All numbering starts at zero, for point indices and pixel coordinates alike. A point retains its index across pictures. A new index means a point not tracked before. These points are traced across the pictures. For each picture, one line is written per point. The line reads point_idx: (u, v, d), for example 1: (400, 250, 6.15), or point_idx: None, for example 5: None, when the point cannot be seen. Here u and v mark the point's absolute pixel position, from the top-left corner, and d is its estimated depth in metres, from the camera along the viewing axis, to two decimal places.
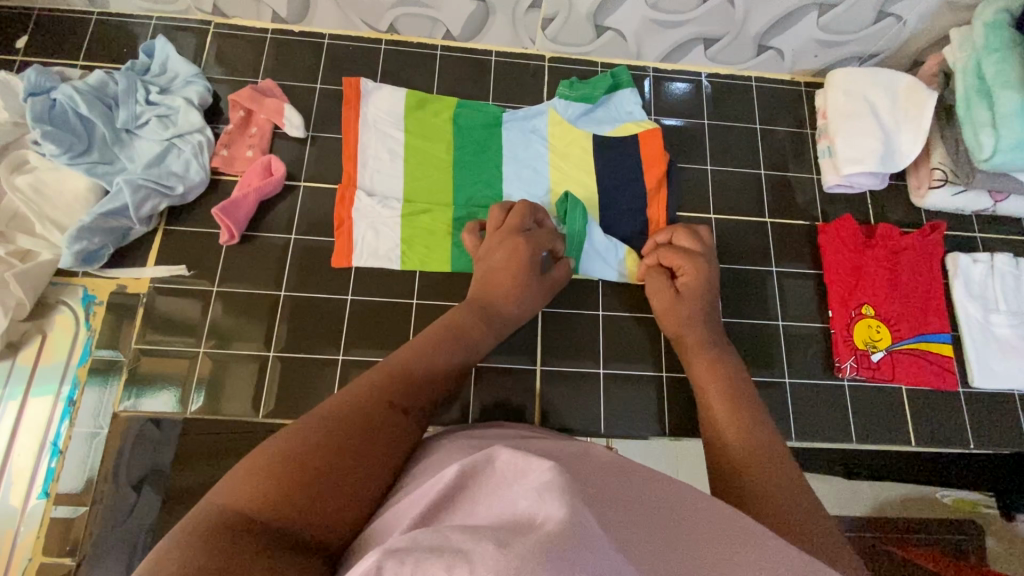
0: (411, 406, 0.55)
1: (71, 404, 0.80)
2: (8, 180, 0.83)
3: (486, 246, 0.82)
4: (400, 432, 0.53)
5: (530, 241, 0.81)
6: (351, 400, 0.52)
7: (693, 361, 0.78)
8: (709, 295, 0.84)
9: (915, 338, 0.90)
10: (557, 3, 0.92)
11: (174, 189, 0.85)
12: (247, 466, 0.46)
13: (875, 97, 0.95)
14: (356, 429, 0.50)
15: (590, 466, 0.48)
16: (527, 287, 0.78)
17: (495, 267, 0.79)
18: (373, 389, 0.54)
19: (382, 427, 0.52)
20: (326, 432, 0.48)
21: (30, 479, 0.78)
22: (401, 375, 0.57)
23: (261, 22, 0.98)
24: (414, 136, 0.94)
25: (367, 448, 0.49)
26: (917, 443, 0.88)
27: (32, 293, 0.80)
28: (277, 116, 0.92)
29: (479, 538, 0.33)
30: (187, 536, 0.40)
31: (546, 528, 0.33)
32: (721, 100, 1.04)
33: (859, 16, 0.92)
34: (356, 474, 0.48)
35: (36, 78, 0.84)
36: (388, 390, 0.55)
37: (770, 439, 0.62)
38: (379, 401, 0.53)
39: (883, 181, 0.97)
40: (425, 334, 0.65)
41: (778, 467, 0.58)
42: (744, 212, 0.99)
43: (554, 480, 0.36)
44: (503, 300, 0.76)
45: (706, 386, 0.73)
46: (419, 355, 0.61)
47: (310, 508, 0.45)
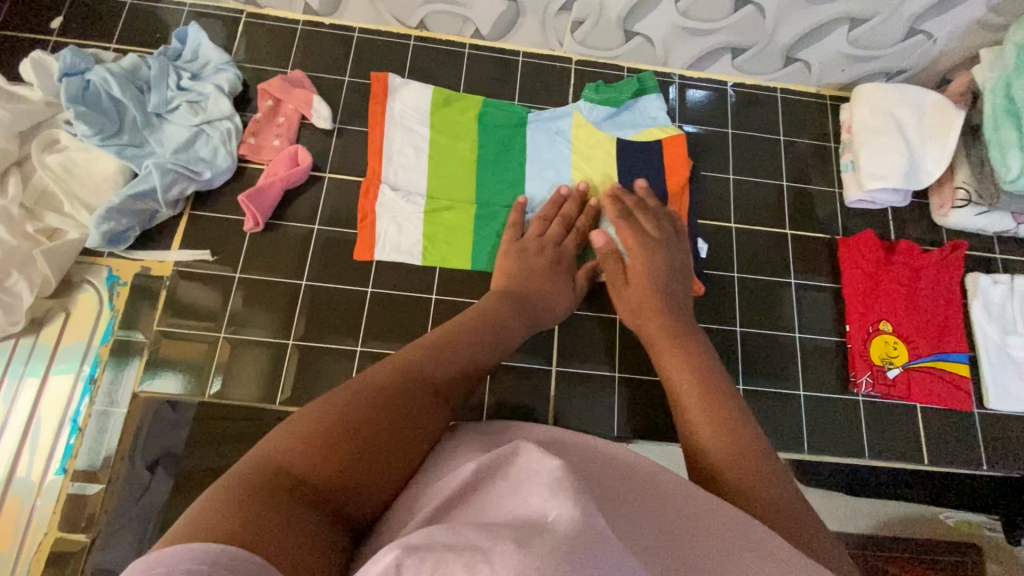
0: (450, 394, 0.57)
1: (91, 383, 0.81)
2: (39, 158, 0.84)
3: (525, 246, 0.85)
4: (439, 419, 0.55)
5: (569, 252, 0.87)
6: (401, 378, 0.53)
7: (660, 348, 0.74)
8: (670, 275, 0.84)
9: (933, 357, 0.90)
10: (588, 7, 0.92)
11: (201, 175, 0.86)
12: (297, 425, 0.47)
13: (901, 114, 0.95)
14: (406, 412, 0.51)
15: (606, 475, 0.48)
16: (560, 291, 0.83)
17: (536, 267, 0.83)
18: (423, 371, 0.56)
19: (427, 412, 0.54)
20: (377, 409, 0.50)
21: (49, 455, 0.79)
22: (446, 363, 0.59)
23: (292, 13, 0.99)
24: (439, 134, 0.95)
25: (410, 433, 0.51)
26: (929, 462, 0.88)
27: (58, 272, 0.81)
28: (305, 107, 0.93)
29: (500, 538, 0.33)
30: (240, 489, 0.41)
31: (561, 528, 0.34)
32: (745, 110, 1.04)
33: (890, 31, 0.92)
34: (397, 456, 0.50)
35: (71, 59, 0.85)
36: (435, 377, 0.56)
37: (745, 421, 0.59)
38: (427, 386, 0.55)
39: (906, 198, 0.97)
40: (462, 322, 0.67)
41: (746, 451, 0.56)
42: (764, 222, 0.99)
43: (565, 478, 0.38)
44: (542, 299, 0.80)
45: (678, 368, 0.69)
46: (461, 345, 0.62)
47: (355, 482, 0.46)
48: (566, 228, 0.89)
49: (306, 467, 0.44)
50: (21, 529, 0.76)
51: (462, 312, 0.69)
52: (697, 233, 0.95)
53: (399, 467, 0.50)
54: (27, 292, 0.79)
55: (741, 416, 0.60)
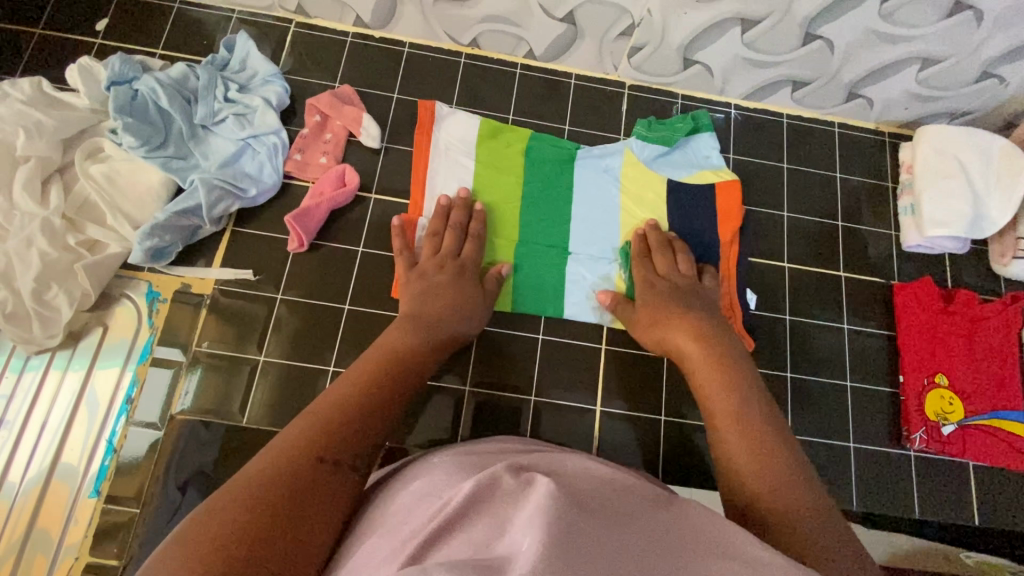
0: (341, 458, 0.53)
1: (128, 402, 0.79)
2: (83, 167, 0.82)
3: (420, 266, 0.83)
4: (338, 487, 0.52)
5: (470, 260, 0.84)
6: (271, 464, 0.50)
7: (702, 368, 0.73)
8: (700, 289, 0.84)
9: (989, 414, 0.87)
10: (649, 33, 0.89)
11: (247, 192, 0.84)
12: (171, 551, 0.44)
13: (967, 158, 0.92)
14: (283, 499, 0.48)
15: (629, 493, 0.49)
16: (474, 307, 0.80)
17: (440, 283, 0.80)
18: (301, 441, 0.52)
19: (314, 486, 0.50)
20: (244, 508, 0.46)
21: (84, 476, 0.77)
22: (325, 431, 0.54)
23: (343, 25, 0.96)
24: (483, 167, 0.92)
25: (302, 515, 0.48)
26: (979, 521, 0.86)
27: (98, 285, 0.79)
28: (353, 124, 0.91)
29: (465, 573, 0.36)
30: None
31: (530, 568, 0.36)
32: (801, 144, 1.01)
33: (961, 74, 0.88)
34: (291, 544, 0.46)
35: (119, 66, 0.83)
36: (311, 446, 0.52)
37: (776, 438, 0.61)
38: (310, 456, 0.51)
39: (965, 246, 0.94)
40: (362, 373, 0.63)
41: (770, 465, 0.58)
42: (818, 262, 0.96)
43: (543, 507, 0.41)
44: (450, 315, 0.77)
45: (721, 390, 0.68)
46: (349, 402, 0.58)
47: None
48: (453, 240, 0.85)
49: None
50: (55, 548, 0.75)
51: (364, 358, 0.67)
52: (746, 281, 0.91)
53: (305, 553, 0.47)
54: (67, 306, 0.77)
55: (772, 434, 0.62)
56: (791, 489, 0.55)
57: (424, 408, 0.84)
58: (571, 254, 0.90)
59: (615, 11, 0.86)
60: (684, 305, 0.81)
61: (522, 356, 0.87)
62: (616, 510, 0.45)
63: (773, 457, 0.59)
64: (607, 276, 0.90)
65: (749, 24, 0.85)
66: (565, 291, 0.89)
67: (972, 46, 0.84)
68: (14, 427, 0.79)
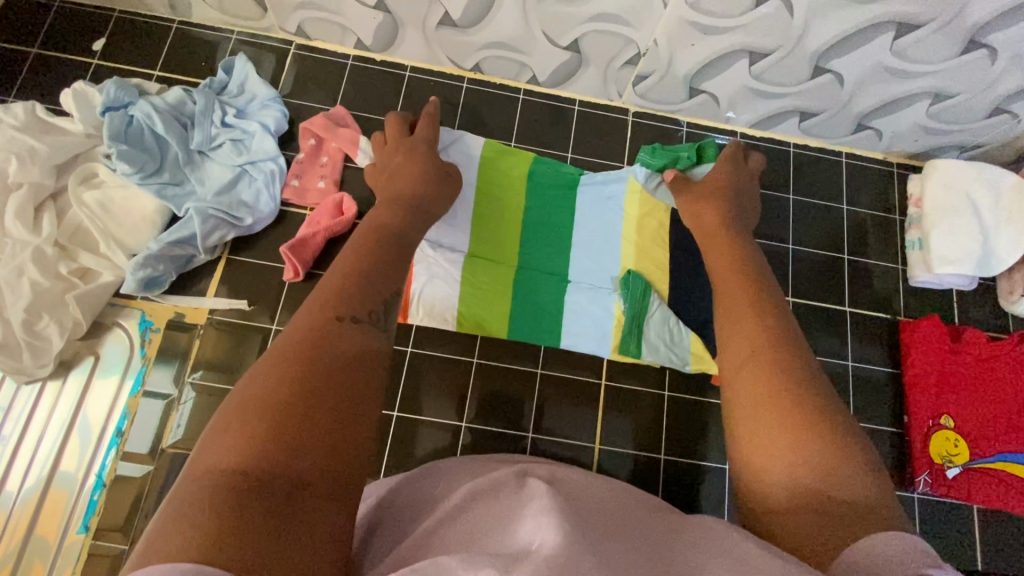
0: (357, 314, 0.50)
1: (119, 434, 0.78)
2: (77, 194, 0.80)
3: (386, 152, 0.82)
4: (356, 339, 0.48)
5: (423, 138, 0.82)
6: (299, 331, 0.47)
7: (729, 302, 0.62)
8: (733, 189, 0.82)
9: (997, 457, 0.85)
10: (655, 62, 0.87)
11: (243, 221, 0.82)
12: (216, 431, 0.40)
13: (977, 194, 0.90)
14: (317, 358, 0.44)
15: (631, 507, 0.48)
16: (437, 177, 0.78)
17: (404, 168, 0.79)
18: (314, 309, 0.49)
19: (339, 339, 0.47)
20: (277, 373, 0.43)
21: (73, 511, 0.76)
22: (333, 300, 0.50)
23: (343, 47, 0.95)
24: (485, 189, 0.91)
25: (345, 368, 0.45)
26: (984, 566, 0.84)
27: (90, 315, 0.78)
28: (349, 147, 0.89)
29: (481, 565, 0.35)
30: (178, 518, 0.34)
31: (543, 554, 0.35)
32: (807, 174, 0.99)
33: (973, 109, 0.87)
34: (340, 391, 0.43)
35: (114, 92, 0.82)
36: (325, 310, 0.49)
37: (787, 366, 0.52)
38: (325, 317, 0.48)
39: (972, 282, 0.92)
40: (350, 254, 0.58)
41: (789, 404, 0.48)
42: (823, 296, 0.94)
43: (552, 505, 0.40)
44: (415, 188, 0.76)
45: (744, 320, 0.58)
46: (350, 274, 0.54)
47: (323, 435, 0.40)
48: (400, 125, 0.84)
49: (252, 447, 0.38)
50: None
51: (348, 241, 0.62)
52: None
53: (360, 398, 0.44)
54: (57, 336, 0.76)
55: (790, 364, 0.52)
56: (810, 450, 0.45)
57: (421, 441, 0.82)
58: (570, 284, 0.89)
59: (621, 40, 0.84)
60: (718, 211, 0.79)
61: (521, 390, 0.85)
62: (623, 522, 0.44)
63: (791, 395, 0.49)
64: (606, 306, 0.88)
65: (758, 56, 0.83)
66: (563, 321, 0.87)
67: (986, 83, 0.82)
68: (4, 457, 0.78)
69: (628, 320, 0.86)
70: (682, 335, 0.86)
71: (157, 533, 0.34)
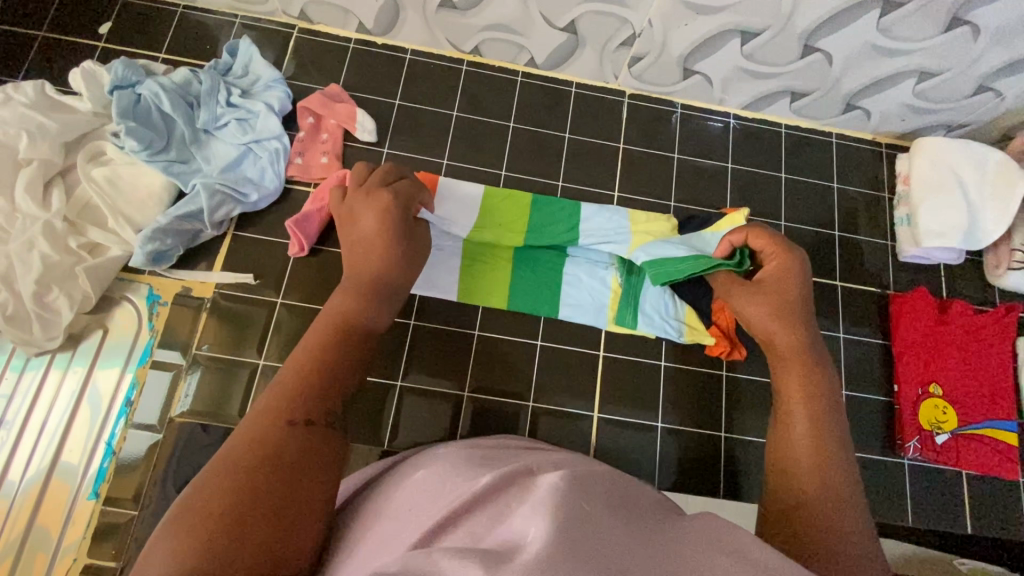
0: (313, 416, 0.51)
1: (128, 404, 0.79)
2: (86, 170, 0.82)
3: (351, 207, 0.73)
4: (311, 446, 0.49)
5: (399, 196, 0.74)
6: (252, 435, 0.48)
7: (785, 372, 0.67)
8: (787, 294, 0.72)
9: (982, 424, 0.88)
10: (650, 43, 0.90)
11: (248, 197, 0.84)
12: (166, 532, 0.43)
13: (965, 173, 0.93)
14: (267, 463, 0.47)
15: (641, 495, 0.50)
16: (413, 260, 0.72)
17: (373, 230, 0.71)
18: (268, 410, 0.50)
19: (291, 445, 0.48)
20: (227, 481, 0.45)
21: (82, 479, 0.77)
22: (292, 397, 0.51)
23: (345, 31, 0.97)
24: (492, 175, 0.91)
25: (290, 480, 0.47)
26: (972, 529, 0.86)
27: (98, 288, 0.79)
28: (348, 121, 0.92)
29: (468, 564, 0.37)
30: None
31: (525, 555, 0.37)
32: (799, 153, 1.02)
33: (959, 87, 0.89)
34: (280, 504, 0.45)
35: (122, 71, 0.83)
36: (283, 410, 0.50)
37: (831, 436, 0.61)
38: (278, 421, 0.49)
39: (960, 256, 0.95)
40: (312, 339, 0.57)
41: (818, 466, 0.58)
42: (815, 271, 0.97)
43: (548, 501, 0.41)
44: (388, 270, 0.68)
45: (792, 401, 0.64)
46: (313, 366, 0.54)
47: (261, 546, 0.43)
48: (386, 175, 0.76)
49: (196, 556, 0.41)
50: (46, 569, 0.74)
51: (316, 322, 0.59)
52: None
53: (299, 509, 0.46)
54: (67, 308, 0.78)
55: (833, 446, 0.60)
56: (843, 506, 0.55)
57: (422, 412, 0.84)
58: (569, 257, 0.91)
59: (616, 21, 0.87)
60: (780, 305, 0.71)
61: (521, 363, 0.87)
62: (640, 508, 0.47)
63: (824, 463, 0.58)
64: (603, 278, 0.90)
65: (749, 36, 0.86)
66: (561, 293, 0.89)
67: (971, 60, 0.84)
68: (7, 443, 0.78)
69: (624, 295, 0.89)
70: (676, 307, 0.89)
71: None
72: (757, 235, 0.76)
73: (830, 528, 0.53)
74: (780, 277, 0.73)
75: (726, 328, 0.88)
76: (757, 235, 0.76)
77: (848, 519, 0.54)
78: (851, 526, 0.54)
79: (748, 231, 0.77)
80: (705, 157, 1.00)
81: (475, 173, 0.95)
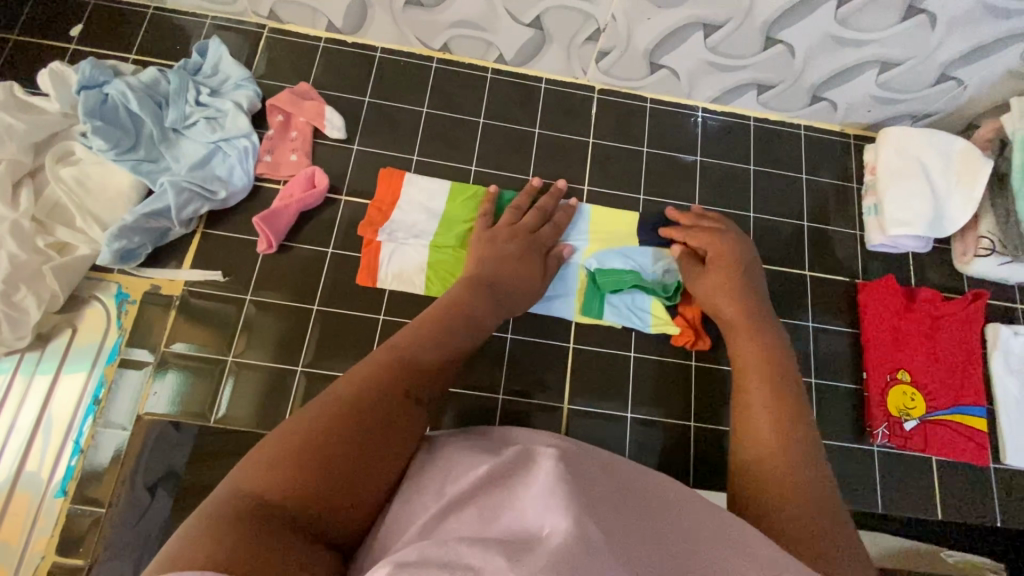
0: (421, 397, 0.53)
1: (96, 402, 0.80)
2: (53, 171, 0.83)
3: (498, 233, 0.84)
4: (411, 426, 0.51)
5: (539, 244, 0.85)
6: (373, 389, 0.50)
7: (736, 337, 0.74)
8: (738, 269, 0.83)
9: (951, 410, 0.89)
10: (616, 38, 0.91)
11: (217, 195, 0.85)
12: (256, 455, 0.44)
13: (929, 160, 0.94)
14: (367, 425, 0.47)
15: (621, 471, 0.49)
16: (533, 279, 0.81)
17: (510, 252, 0.81)
18: (384, 374, 0.51)
19: (395, 418, 0.49)
20: (329, 423, 0.46)
21: (50, 477, 0.77)
22: (410, 373, 0.53)
23: (315, 30, 0.98)
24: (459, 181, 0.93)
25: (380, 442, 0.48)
26: (943, 514, 0.87)
27: (66, 287, 0.80)
28: (317, 118, 0.92)
29: (492, 554, 0.37)
30: (196, 535, 0.38)
31: (553, 543, 0.37)
32: (768, 145, 1.03)
33: (921, 76, 0.91)
34: (358, 475, 0.45)
35: (90, 72, 0.84)
36: (399, 382, 0.51)
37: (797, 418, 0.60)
38: (396, 391, 0.51)
39: (927, 244, 0.96)
40: (429, 321, 0.61)
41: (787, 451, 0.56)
42: (785, 261, 0.97)
43: (561, 488, 0.41)
44: (515, 289, 0.77)
45: (750, 365, 0.68)
46: (433, 349, 0.57)
47: (326, 505, 0.43)
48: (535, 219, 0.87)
49: (277, 492, 0.42)
50: (13, 568, 0.74)
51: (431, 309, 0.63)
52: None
53: (366, 484, 0.46)
54: (35, 307, 0.78)
55: (796, 420, 0.59)
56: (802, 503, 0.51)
57: None
58: None
59: (580, 16, 0.88)
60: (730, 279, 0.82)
61: (491, 356, 0.88)
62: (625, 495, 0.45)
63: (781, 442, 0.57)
64: (571, 268, 0.91)
65: (711, 29, 0.87)
66: None
67: (930, 49, 0.86)
68: None
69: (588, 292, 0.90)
70: (643, 301, 0.90)
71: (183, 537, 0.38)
72: (702, 230, 0.88)
73: (793, 503, 0.51)
74: (725, 255, 0.84)
75: (692, 318, 0.90)
76: (705, 233, 0.88)
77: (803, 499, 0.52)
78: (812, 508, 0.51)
79: (699, 228, 0.89)
80: (675, 151, 1.01)
81: (445, 168, 0.95)
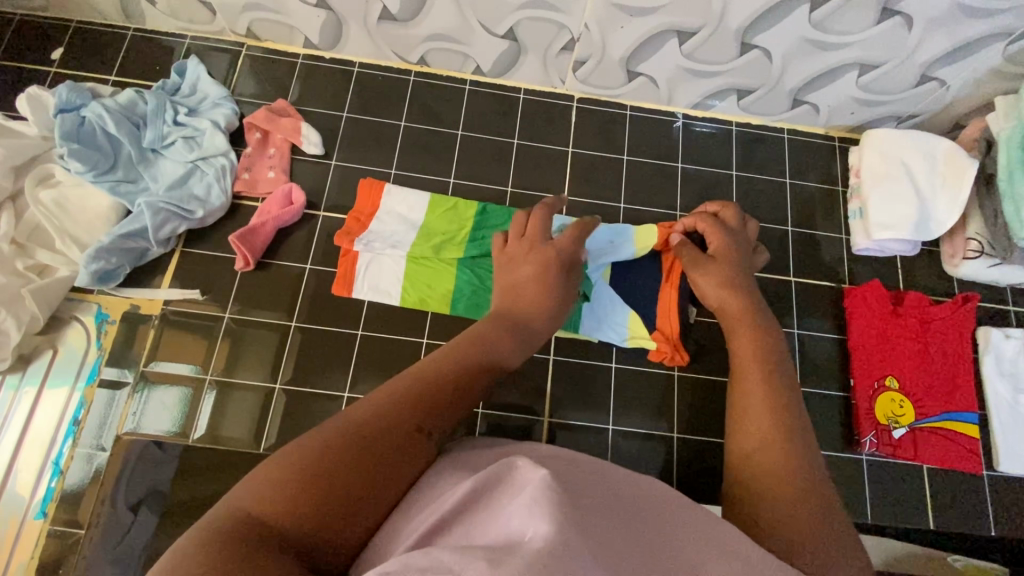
0: (434, 429, 0.49)
1: (76, 422, 0.80)
2: (33, 194, 0.84)
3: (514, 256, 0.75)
4: (417, 458, 0.47)
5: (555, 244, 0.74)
6: (385, 415, 0.46)
7: (736, 335, 0.71)
8: (739, 262, 0.80)
9: (940, 416, 0.87)
10: (591, 46, 0.90)
11: (194, 214, 0.85)
12: (257, 473, 0.42)
13: (912, 160, 0.93)
14: (369, 456, 0.44)
15: (607, 483, 0.44)
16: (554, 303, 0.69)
17: (524, 276, 0.71)
18: (401, 403, 0.48)
19: (400, 450, 0.45)
20: (333, 444, 0.43)
21: (30, 498, 0.78)
22: (429, 406, 0.49)
23: (293, 47, 0.99)
24: (439, 195, 0.93)
25: (380, 469, 0.44)
26: (937, 523, 0.85)
27: (46, 309, 0.81)
28: (294, 134, 0.93)
29: (472, 558, 0.31)
30: (188, 552, 0.36)
31: (534, 547, 0.31)
32: (751, 150, 1.02)
33: (901, 77, 0.89)
34: (352, 505, 0.42)
35: (67, 95, 0.86)
36: (411, 415, 0.47)
37: (799, 427, 0.57)
38: (409, 423, 0.47)
39: (915, 247, 0.94)
40: (456, 348, 0.56)
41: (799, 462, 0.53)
42: (770, 267, 0.96)
43: (545, 491, 0.34)
44: (529, 313, 0.67)
45: (743, 362, 0.66)
46: (456, 378, 0.52)
47: (317, 528, 0.40)
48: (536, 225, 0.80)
49: (274, 514, 0.39)
50: None
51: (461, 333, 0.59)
52: (690, 302, 0.90)
53: (364, 512, 0.42)
54: (14, 329, 0.79)
55: (801, 430, 0.56)
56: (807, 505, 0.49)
57: None
58: None
59: (553, 26, 0.88)
60: (725, 268, 0.79)
61: None
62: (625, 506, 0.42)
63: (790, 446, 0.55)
64: None
65: (686, 35, 0.86)
66: None
67: (908, 50, 0.85)
68: None
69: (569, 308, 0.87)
70: (622, 313, 0.89)
71: (173, 552, 0.36)
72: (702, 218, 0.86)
73: (778, 503, 0.49)
74: (721, 241, 0.83)
75: (669, 333, 0.88)
76: (705, 221, 0.85)
77: (797, 502, 0.49)
78: (809, 514, 0.48)
79: (700, 215, 0.87)
80: (655, 158, 1.00)
81: (424, 181, 0.95)
